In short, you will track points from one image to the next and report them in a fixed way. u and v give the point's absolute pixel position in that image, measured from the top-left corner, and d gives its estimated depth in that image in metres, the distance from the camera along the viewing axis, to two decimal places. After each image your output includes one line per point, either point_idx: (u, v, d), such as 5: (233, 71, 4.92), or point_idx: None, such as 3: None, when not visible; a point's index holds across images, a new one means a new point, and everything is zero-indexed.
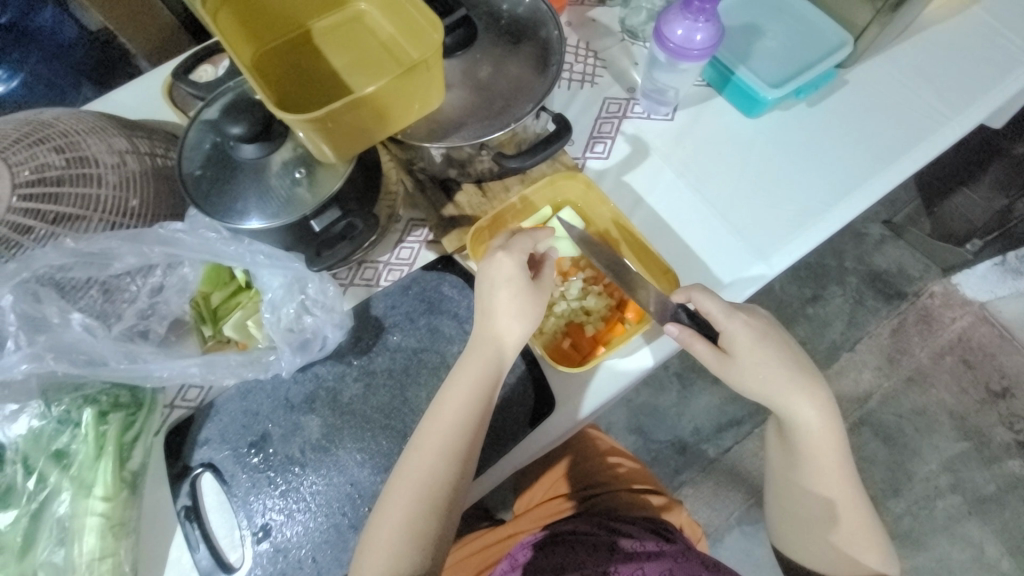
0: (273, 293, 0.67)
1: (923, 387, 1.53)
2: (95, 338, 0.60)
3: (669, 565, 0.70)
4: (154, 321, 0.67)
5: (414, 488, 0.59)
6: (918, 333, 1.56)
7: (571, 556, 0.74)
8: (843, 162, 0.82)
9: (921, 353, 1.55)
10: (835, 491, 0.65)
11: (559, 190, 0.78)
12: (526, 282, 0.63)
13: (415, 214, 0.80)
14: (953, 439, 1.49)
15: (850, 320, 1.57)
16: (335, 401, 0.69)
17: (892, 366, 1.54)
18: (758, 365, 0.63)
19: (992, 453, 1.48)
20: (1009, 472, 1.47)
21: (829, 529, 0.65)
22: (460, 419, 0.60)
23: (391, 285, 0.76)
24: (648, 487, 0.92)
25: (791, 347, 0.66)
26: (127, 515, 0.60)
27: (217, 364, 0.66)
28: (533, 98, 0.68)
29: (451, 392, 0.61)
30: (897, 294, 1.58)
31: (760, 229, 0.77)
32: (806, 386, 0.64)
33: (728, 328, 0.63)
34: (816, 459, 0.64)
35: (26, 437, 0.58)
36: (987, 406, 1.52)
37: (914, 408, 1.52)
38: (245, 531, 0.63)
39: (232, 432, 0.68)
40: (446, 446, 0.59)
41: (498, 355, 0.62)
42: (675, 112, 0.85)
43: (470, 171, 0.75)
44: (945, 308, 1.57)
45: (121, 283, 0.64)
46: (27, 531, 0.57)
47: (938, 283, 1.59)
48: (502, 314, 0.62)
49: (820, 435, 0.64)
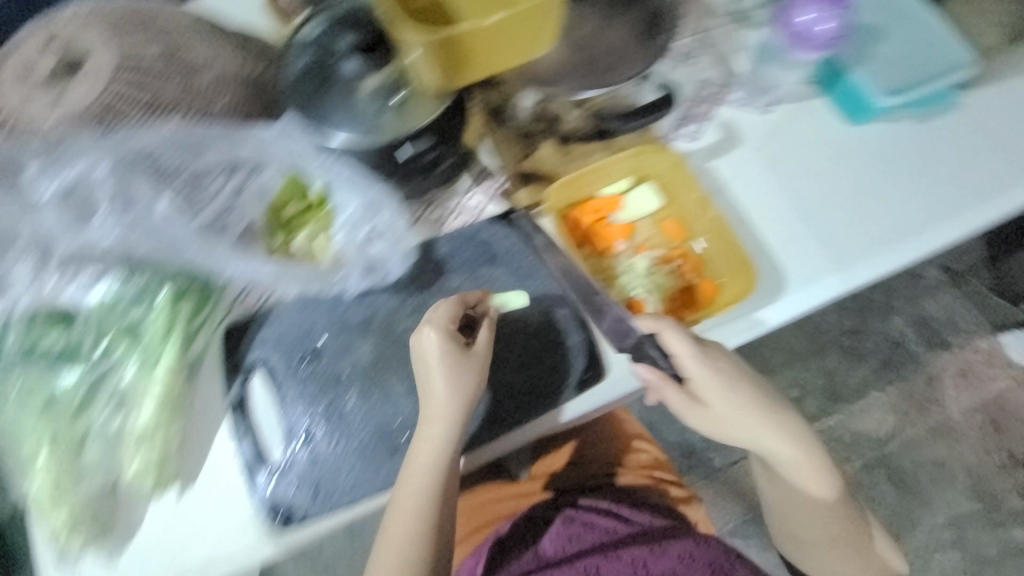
0: (348, 216, 0.70)
1: (949, 440, 1.48)
2: (174, 226, 0.63)
3: (673, 564, 0.80)
4: (231, 216, 0.66)
5: (397, 561, 0.65)
6: (954, 385, 1.51)
7: (587, 533, 0.84)
8: (920, 194, 0.78)
9: (952, 408, 1.50)
10: (823, 508, 0.71)
11: (644, 164, 0.76)
12: (465, 354, 0.63)
13: (489, 163, 0.76)
14: (965, 496, 1.45)
15: (886, 359, 1.53)
16: (389, 330, 0.70)
17: (920, 414, 1.49)
18: (736, 414, 0.67)
19: (1000, 518, 1.44)
20: (1012, 539, 1.43)
21: (824, 533, 0.73)
22: (435, 472, 0.62)
23: (456, 230, 0.74)
24: (667, 477, 0.97)
25: (762, 391, 0.69)
26: (180, 395, 0.63)
27: (286, 275, 0.67)
28: (638, 65, 0.71)
29: (413, 475, 0.63)
30: (939, 341, 1.54)
31: (838, 242, 0.75)
32: (778, 427, 0.68)
33: (701, 383, 0.66)
34: (799, 486, 0.70)
35: (100, 305, 0.61)
36: (1006, 471, 1.47)
37: (935, 458, 1.47)
38: (289, 432, 0.65)
39: (287, 339, 0.69)
40: (421, 491, 0.63)
41: (453, 408, 0.63)
42: (773, 107, 0.81)
43: (558, 130, 0.76)
44: (987, 366, 1.52)
45: (204, 178, 0.65)
46: (89, 392, 0.59)
47: (986, 341, 1.54)
48: (449, 378, 0.63)
49: (804, 466, 0.69)
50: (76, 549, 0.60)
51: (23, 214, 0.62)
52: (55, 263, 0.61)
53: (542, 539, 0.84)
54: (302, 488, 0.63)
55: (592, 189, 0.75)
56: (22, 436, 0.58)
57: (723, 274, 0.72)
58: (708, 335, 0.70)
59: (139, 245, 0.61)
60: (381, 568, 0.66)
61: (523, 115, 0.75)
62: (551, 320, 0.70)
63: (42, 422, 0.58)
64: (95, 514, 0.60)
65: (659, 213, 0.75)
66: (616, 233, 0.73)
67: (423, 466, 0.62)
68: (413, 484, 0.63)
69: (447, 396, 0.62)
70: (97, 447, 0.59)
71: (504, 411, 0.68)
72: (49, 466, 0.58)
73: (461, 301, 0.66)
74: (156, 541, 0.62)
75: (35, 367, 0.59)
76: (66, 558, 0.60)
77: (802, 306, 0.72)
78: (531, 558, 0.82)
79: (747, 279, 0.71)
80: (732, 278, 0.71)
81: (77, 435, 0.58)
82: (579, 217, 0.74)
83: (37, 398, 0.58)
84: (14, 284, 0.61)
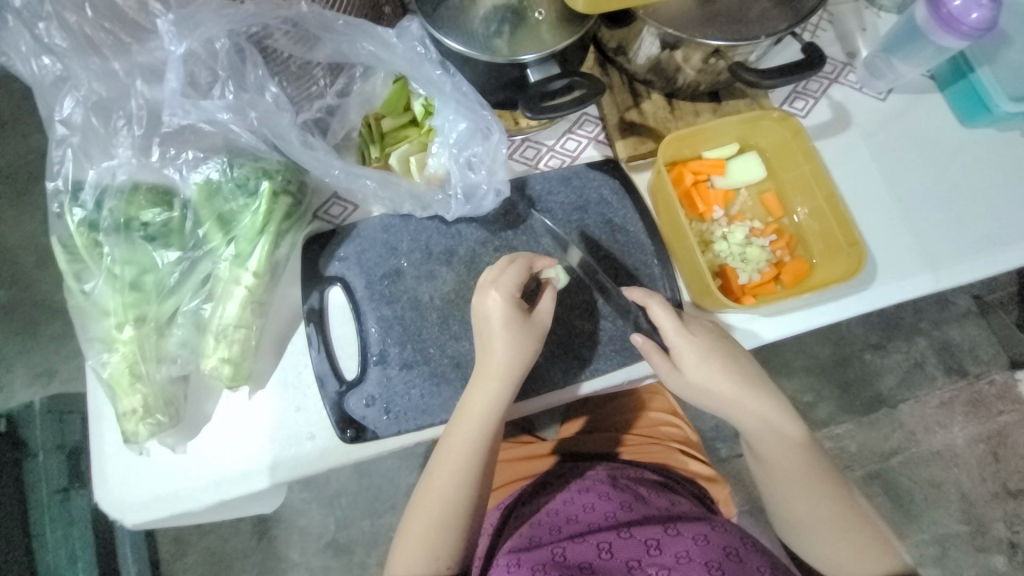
0: (451, 135, 0.64)
1: (947, 462, 1.27)
2: (280, 115, 0.57)
3: (686, 545, 0.61)
4: (335, 119, 0.64)
5: (432, 531, 0.59)
6: (964, 413, 1.29)
7: (600, 503, 0.67)
8: (986, 206, 0.76)
9: (957, 433, 1.28)
10: (813, 496, 0.62)
11: (754, 132, 0.72)
12: (523, 315, 0.60)
13: (591, 110, 0.75)
14: (954, 517, 1.25)
15: (903, 379, 1.29)
16: (472, 263, 0.68)
17: (925, 434, 1.28)
18: (716, 381, 0.62)
19: (983, 542, 1.25)
20: (991, 566, 1.24)
21: (825, 529, 0.63)
22: (484, 423, 0.59)
23: (551, 170, 0.72)
24: (692, 451, 0.84)
25: (734, 351, 0.63)
26: (264, 295, 0.62)
27: (391, 186, 0.63)
28: (789, 18, 0.61)
29: (459, 434, 0.60)
30: (957, 369, 1.30)
31: (938, 241, 0.74)
32: (749, 391, 0.62)
33: (679, 346, 0.62)
34: (786, 471, 0.63)
35: (201, 188, 0.59)
36: (996, 501, 1.27)
37: (931, 479, 1.26)
38: (364, 351, 0.64)
39: (370, 258, 0.67)
40: (467, 447, 0.59)
41: (511, 375, 0.59)
42: (888, 94, 0.78)
43: (673, 84, 0.70)
44: (998, 399, 1.29)
45: (311, 72, 0.60)
46: (183, 274, 0.60)
47: (1002, 373, 1.30)
48: (510, 343, 0.59)
49: (779, 444, 0.62)
50: (143, 435, 0.58)
51: (137, 75, 0.54)
52: (159, 137, 0.57)
53: (548, 508, 0.68)
54: (373, 406, 0.63)
55: (696, 149, 0.72)
56: (108, 310, 0.58)
57: (818, 254, 0.70)
58: (800, 313, 0.69)
59: (257, 127, 0.57)
60: (410, 534, 0.59)
61: (638, 62, 0.68)
62: (638, 277, 0.69)
63: (127, 300, 0.58)
64: (169, 400, 0.60)
65: (758, 185, 0.73)
66: (715, 198, 0.71)
67: (476, 424, 0.59)
68: (461, 442, 0.59)
69: (507, 361, 0.59)
70: (183, 330, 0.61)
71: (579, 357, 0.67)
72: (132, 343, 0.58)
73: (530, 263, 0.61)
74: (222, 439, 0.62)
75: (132, 241, 0.58)
76: (133, 441, 0.59)
77: (890, 298, 0.72)
78: (539, 525, 0.66)
79: (849, 258, 0.67)
80: (827, 259, 0.69)
81: (164, 314, 0.60)
82: (680, 177, 0.71)
83: (131, 271, 0.58)
84: (121, 148, 0.57)
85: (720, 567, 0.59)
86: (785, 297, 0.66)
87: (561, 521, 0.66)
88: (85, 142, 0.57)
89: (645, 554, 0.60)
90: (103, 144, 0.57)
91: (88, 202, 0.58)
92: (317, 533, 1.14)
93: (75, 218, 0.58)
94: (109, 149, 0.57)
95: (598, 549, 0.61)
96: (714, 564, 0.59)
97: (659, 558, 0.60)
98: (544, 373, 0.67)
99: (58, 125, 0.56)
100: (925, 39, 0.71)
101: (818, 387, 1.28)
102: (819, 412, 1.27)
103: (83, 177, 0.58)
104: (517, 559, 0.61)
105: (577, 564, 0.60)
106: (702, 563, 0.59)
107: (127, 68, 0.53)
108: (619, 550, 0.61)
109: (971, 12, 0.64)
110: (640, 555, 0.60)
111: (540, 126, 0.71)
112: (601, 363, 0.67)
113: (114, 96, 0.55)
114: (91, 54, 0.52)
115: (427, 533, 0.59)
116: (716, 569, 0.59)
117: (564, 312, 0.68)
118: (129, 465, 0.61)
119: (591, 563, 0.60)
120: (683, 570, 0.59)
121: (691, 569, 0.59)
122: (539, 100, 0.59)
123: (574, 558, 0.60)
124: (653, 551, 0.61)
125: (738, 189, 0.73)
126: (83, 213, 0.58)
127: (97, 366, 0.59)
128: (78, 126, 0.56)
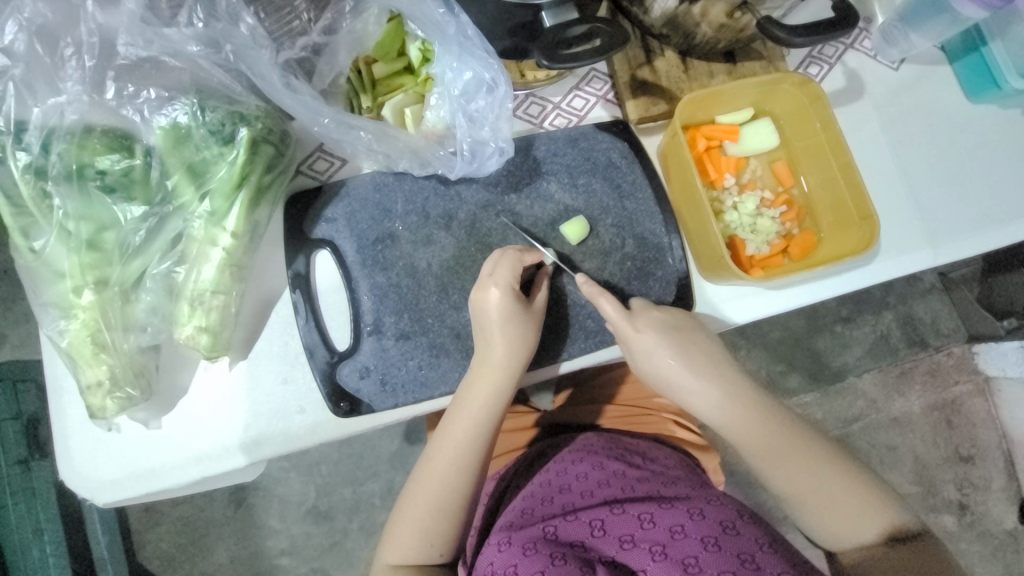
0: (455, 85, 0.58)
1: (906, 429, 1.34)
2: (258, 51, 0.49)
3: (682, 519, 0.60)
4: (322, 60, 0.56)
5: (428, 519, 0.57)
6: (922, 383, 1.35)
7: (593, 472, 0.67)
8: (987, 181, 0.75)
9: (916, 401, 1.35)
10: (786, 464, 0.61)
11: (771, 96, 0.69)
12: (521, 309, 0.58)
13: (601, 65, 0.69)
14: (908, 478, 1.34)
15: (869, 350, 1.34)
16: (473, 228, 0.63)
17: (887, 402, 1.34)
18: (672, 370, 0.61)
19: (933, 503, 1.34)
20: (941, 525, 1.34)
21: (810, 501, 0.60)
22: (490, 411, 0.58)
23: (557, 129, 0.67)
24: (684, 423, 0.84)
25: (694, 337, 0.63)
26: (245, 260, 0.56)
27: (388, 140, 0.57)
28: None
29: (459, 423, 0.57)
30: (919, 341, 1.35)
31: (941, 215, 0.74)
32: (705, 372, 0.62)
33: (633, 337, 0.61)
34: (748, 444, 0.61)
35: (168, 134, 0.52)
36: (948, 464, 1.35)
37: (889, 444, 1.34)
38: (356, 320, 0.59)
39: (361, 220, 0.61)
40: (471, 433, 0.58)
41: (515, 365, 0.58)
42: (901, 63, 0.76)
43: (690, 40, 0.65)
44: (954, 370, 1.36)
45: (292, 3, 0.53)
46: (150, 232, 0.53)
47: (960, 346, 1.36)
48: (510, 335, 0.57)
49: (737, 426, 0.61)
50: (112, 411, 0.53)
51: None
52: (115, 70, 0.49)
53: (540, 483, 0.68)
54: (368, 378, 0.59)
55: (710, 113, 0.68)
56: (65, 273, 0.51)
57: (825, 228, 0.69)
58: (806, 287, 0.68)
59: (233, 63, 0.50)
60: (404, 526, 0.57)
61: (655, 15, 0.62)
62: (645, 247, 0.66)
63: (87, 261, 0.51)
64: (140, 372, 0.54)
65: (769, 154, 0.71)
66: (727, 166, 0.68)
67: (477, 418, 0.57)
68: (459, 435, 0.57)
69: (509, 353, 0.57)
70: (152, 295, 0.55)
71: (584, 329, 0.65)
72: (94, 309, 0.52)
73: (521, 257, 0.59)
74: (199, 415, 0.57)
75: (87, 193, 0.51)
76: (100, 417, 0.53)
77: (891, 273, 0.72)
78: (532, 496, 0.66)
79: (859, 232, 0.66)
80: (834, 232, 0.68)
81: (129, 277, 0.53)
82: (692, 141, 0.68)
83: (89, 226, 0.51)
84: (69, 82, 0.49)
85: (716, 542, 0.57)
86: (790, 272, 0.63)
87: (553, 491, 0.65)
88: (25, 74, 0.48)
89: (639, 529, 0.59)
90: (48, 77, 0.48)
91: (33, 146, 0.50)
92: (297, 500, 1.11)
93: (18, 163, 0.50)
94: (54, 83, 0.49)
95: (591, 527, 0.60)
96: (709, 540, 0.58)
97: (653, 533, 0.59)
98: (546, 345, 0.65)
99: None
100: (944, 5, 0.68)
101: (793, 357, 1.32)
102: (794, 380, 1.31)
103: (26, 115, 0.49)
104: (508, 538, 0.60)
105: (569, 543, 0.59)
106: (698, 538, 0.58)
107: None
108: (611, 527, 0.60)
109: None
110: (633, 531, 0.59)
111: (548, 81, 0.66)
112: (604, 335, 0.65)
113: (60, 20, 0.47)
114: None
115: (424, 514, 0.57)
116: (711, 544, 0.57)
117: (567, 283, 0.65)
118: (96, 441, 0.56)
119: (584, 542, 0.60)
120: (679, 546, 0.58)
121: (687, 544, 0.58)
122: (557, 49, 0.53)
123: (566, 536, 0.60)
124: (646, 526, 0.60)
125: (748, 157, 0.70)
126: (28, 158, 0.50)
127: (55, 335, 0.52)
128: (19, 55, 0.47)
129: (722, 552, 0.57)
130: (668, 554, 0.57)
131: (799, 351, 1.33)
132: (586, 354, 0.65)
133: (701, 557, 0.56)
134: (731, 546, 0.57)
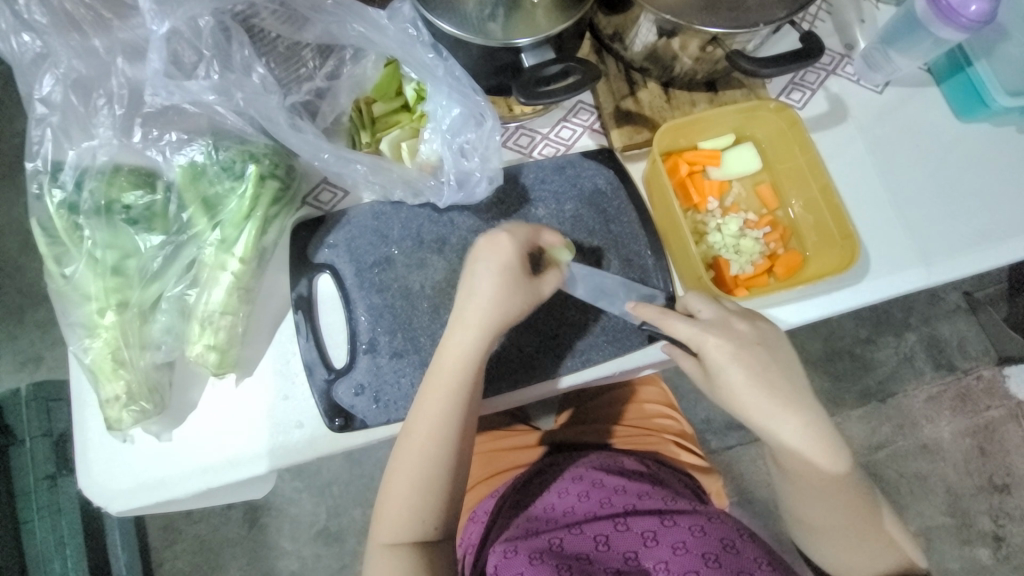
0: (444, 121, 0.62)
1: (934, 456, 1.29)
2: (267, 96, 0.55)
3: (683, 536, 0.61)
4: (325, 102, 0.62)
5: (413, 487, 0.58)
6: (951, 408, 1.30)
7: (593, 491, 0.67)
8: (982, 202, 0.75)
9: (944, 426, 1.29)
10: (833, 502, 0.61)
11: (750, 121, 0.72)
12: (508, 269, 0.58)
13: (587, 97, 0.73)
14: (939, 509, 1.27)
15: (891, 372, 1.30)
16: (465, 252, 0.67)
17: (912, 427, 1.29)
18: (744, 393, 0.59)
19: (968, 535, 1.27)
20: (977, 559, 1.26)
21: (840, 536, 0.62)
22: (465, 368, 0.58)
23: (545, 159, 0.71)
24: (686, 444, 0.84)
25: (770, 358, 0.60)
26: (251, 284, 0.61)
27: (382, 172, 0.62)
28: (789, 6, 0.58)
29: (437, 384, 0.58)
30: (946, 364, 1.31)
31: (933, 234, 0.74)
32: (782, 400, 0.59)
33: (704, 351, 0.59)
34: (810, 476, 0.60)
35: (186, 171, 0.58)
36: (982, 494, 1.29)
37: (917, 472, 1.28)
38: (353, 339, 0.63)
39: (360, 246, 0.65)
40: (448, 394, 0.58)
41: (491, 322, 0.58)
42: (885, 86, 0.78)
43: (670, 72, 0.69)
44: (985, 394, 1.31)
45: (299, 53, 0.59)
46: (167, 258, 0.59)
47: (990, 368, 1.31)
48: (488, 292, 0.58)
49: (813, 458, 0.60)
50: (127, 422, 0.57)
51: (118, 53, 0.54)
52: (141, 117, 0.56)
53: (542, 502, 0.67)
54: (362, 395, 0.62)
55: (692, 140, 0.72)
56: (90, 295, 0.57)
57: (811, 248, 0.70)
58: (795, 306, 0.68)
59: (243, 108, 0.56)
60: (392, 497, 0.58)
61: (635, 50, 0.67)
62: (631, 268, 0.68)
63: (110, 285, 0.57)
64: (154, 388, 0.59)
65: (752, 177, 0.73)
66: (710, 190, 0.71)
67: (452, 378, 0.58)
68: (426, 428, 0.58)
69: (486, 308, 0.58)
70: (167, 317, 0.60)
71: (571, 348, 0.67)
72: (115, 328, 0.57)
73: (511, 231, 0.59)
74: (207, 428, 0.61)
75: (113, 224, 0.57)
76: (117, 428, 0.58)
77: (882, 291, 0.72)
78: (536, 517, 0.65)
79: (842, 250, 0.67)
80: (819, 251, 0.70)
81: (146, 300, 0.58)
82: (675, 167, 0.71)
83: (113, 254, 0.57)
84: (102, 128, 0.56)
85: (716, 559, 0.59)
86: (768, 292, 0.65)
87: (557, 513, 0.65)
88: (64, 122, 0.55)
89: (642, 546, 0.60)
90: (82, 123, 0.55)
91: (68, 184, 0.56)
92: (308, 520, 1.14)
93: (54, 200, 0.56)
94: (88, 129, 0.56)
95: (595, 541, 0.61)
96: (709, 556, 0.59)
97: (656, 550, 0.60)
98: (535, 363, 0.66)
99: (38, 105, 0.54)
100: (923, 32, 0.70)
101: (809, 380, 1.29)
102: None
103: (63, 157, 0.56)
104: (514, 546, 0.61)
105: (575, 555, 0.60)
106: (698, 554, 0.59)
107: (107, 44, 0.53)
108: (616, 543, 0.61)
109: (970, 3, 0.63)
110: (638, 548, 0.60)
111: (535, 113, 0.70)
112: (592, 354, 0.67)
113: (93, 74, 0.54)
114: (71, 31, 0.52)
115: (411, 484, 0.58)
116: (711, 561, 0.59)
117: (556, 305, 0.67)
118: (113, 452, 0.60)
119: (588, 554, 0.60)
120: (680, 561, 0.59)
121: (688, 559, 0.59)
122: (534, 86, 0.57)
123: (571, 549, 0.60)
124: (650, 543, 0.60)
125: (732, 181, 0.73)
126: (63, 195, 0.56)
127: (79, 352, 0.58)
128: (58, 105, 0.55)
129: (722, 569, 0.58)
130: (670, 570, 0.58)
131: (814, 374, 1.30)
132: (574, 371, 0.67)
133: (702, 572, 0.58)
134: (732, 563, 0.59)
